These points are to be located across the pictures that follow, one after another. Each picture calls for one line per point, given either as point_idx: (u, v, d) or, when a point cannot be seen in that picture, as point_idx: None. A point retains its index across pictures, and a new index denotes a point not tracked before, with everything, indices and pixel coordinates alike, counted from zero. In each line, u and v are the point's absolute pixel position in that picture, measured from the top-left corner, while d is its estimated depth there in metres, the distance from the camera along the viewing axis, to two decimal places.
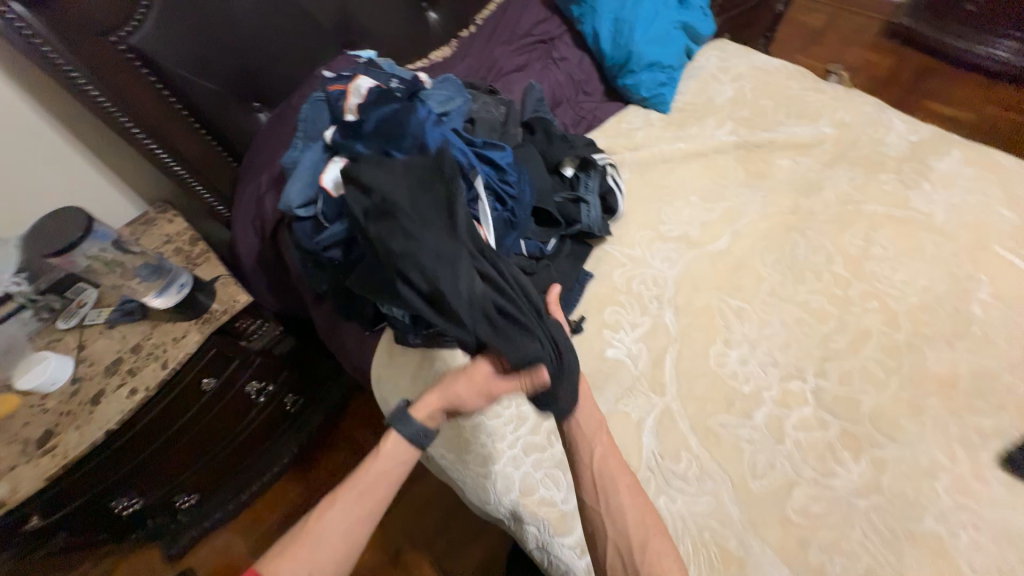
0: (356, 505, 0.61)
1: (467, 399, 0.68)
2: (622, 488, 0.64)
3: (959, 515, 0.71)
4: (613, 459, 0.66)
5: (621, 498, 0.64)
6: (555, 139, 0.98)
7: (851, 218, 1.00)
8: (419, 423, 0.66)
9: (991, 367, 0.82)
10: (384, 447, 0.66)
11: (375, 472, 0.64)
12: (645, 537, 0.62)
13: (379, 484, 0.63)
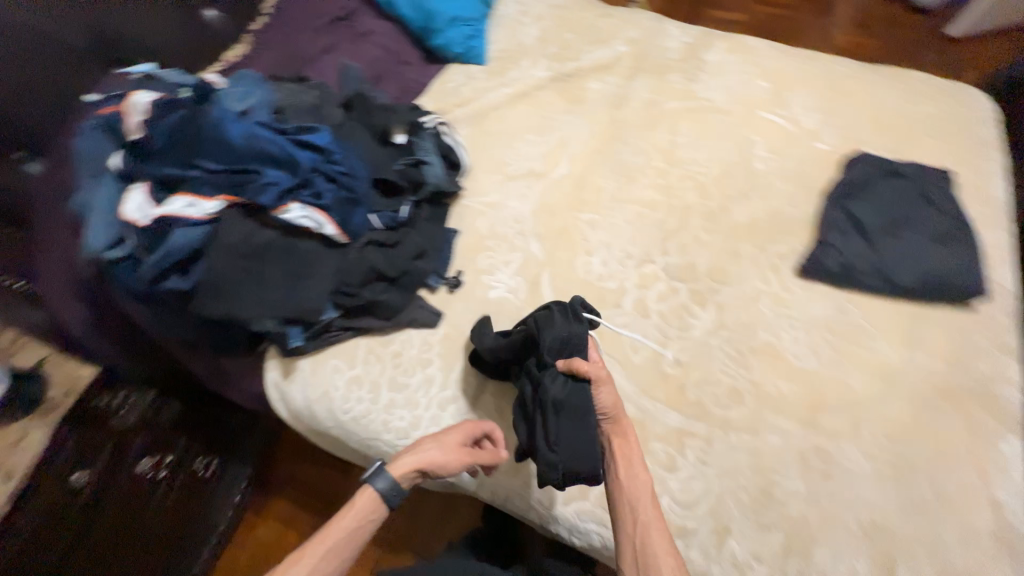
0: (321, 558, 0.68)
1: (443, 461, 0.74)
2: (662, 554, 0.66)
3: (780, 321, 0.90)
4: (655, 524, 0.68)
5: (660, 562, 0.65)
6: (376, 109, 0.98)
7: (656, 119, 1.16)
8: (389, 481, 0.73)
9: (778, 205, 1.03)
10: (354, 504, 0.73)
11: (343, 528, 0.70)
12: None
13: (344, 541, 0.70)
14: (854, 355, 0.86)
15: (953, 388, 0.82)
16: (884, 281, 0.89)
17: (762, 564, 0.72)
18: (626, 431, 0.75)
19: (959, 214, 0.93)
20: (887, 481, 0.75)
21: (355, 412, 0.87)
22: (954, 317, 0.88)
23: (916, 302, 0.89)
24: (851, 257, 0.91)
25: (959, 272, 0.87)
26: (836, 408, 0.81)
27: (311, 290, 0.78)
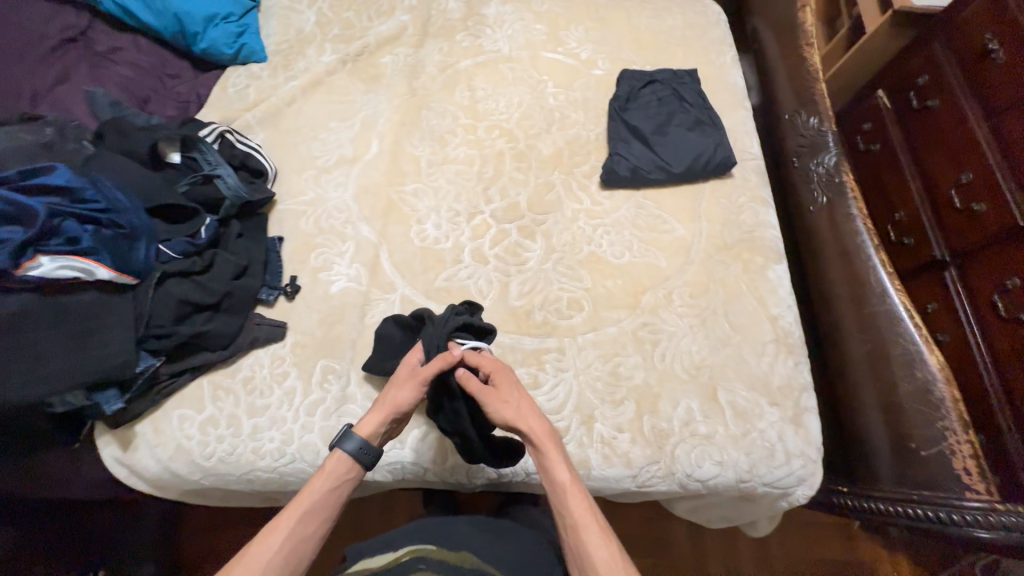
0: (292, 527, 0.66)
1: (404, 395, 0.75)
2: (595, 551, 0.66)
3: (597, 232, 1.02)
4: (585, 523, 0.67)
5: (594, 556, 0.66)
6: (133, 131, 0.88)
7: (453, 79, 1.20)
8: (356, 439, 0.72)
9: (575, 131, 1.14)
10: (326, 468, 0.71)
11: (314, 493, 0.69)
12: None
13: (319, 504, 0.69)
14: (658, 241, 1.01)
15: (731, 243, 1.01)
16: (666, 173, 1.04)
17: (625, 431, 0.85)
18: (540, 440, 0.72)
19: (707, 103, 1.11)
20: (698, 330, 0.92)
21: (219, 453, 0.81)
22: (724, 186, 1.06)
23: (694, 184, 1.07)
24: (636, 160, 1.05)
25: (715, 149, 1.04)
26: (652, 287, 0.96)
27: (105, 345, 0.72)
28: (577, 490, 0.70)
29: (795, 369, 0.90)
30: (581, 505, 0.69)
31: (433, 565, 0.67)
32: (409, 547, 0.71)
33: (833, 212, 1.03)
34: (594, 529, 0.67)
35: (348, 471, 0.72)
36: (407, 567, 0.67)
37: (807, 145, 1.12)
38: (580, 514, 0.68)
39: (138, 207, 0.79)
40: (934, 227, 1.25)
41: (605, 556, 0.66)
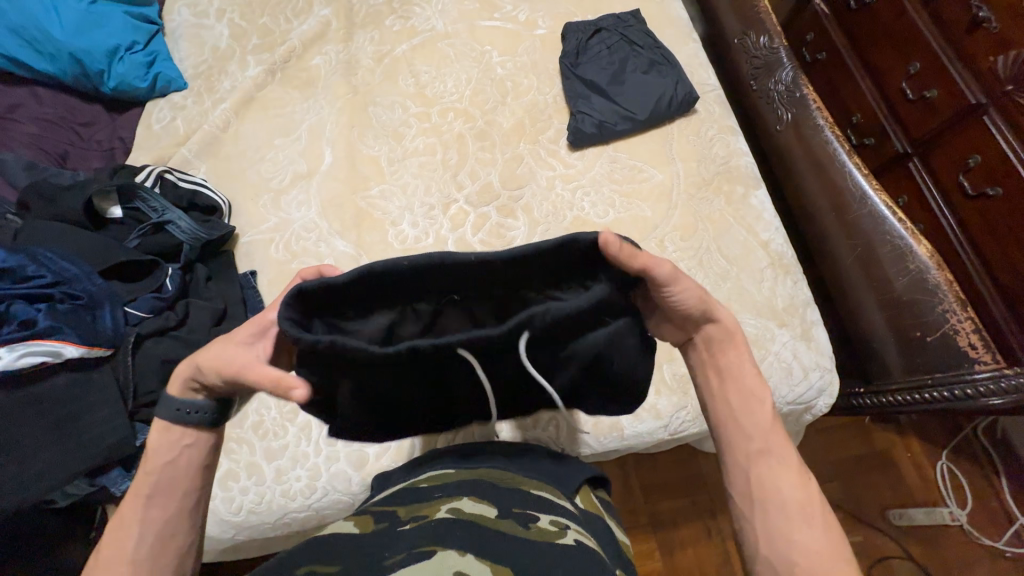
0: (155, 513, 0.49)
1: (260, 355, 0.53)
2: (794, 496, 0.49)
3: (576, 195, 1.00)
4: (779, 453, 0.52)
5: (789, 498, 0.49)
6: (58, 193, 0.79)
7: (393, 68, 1.13)
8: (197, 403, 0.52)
9: (531, 98, 1.09)
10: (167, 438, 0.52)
11: (156, 474, 0.50)
12: (812, 548, 0.46)
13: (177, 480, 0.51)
14: (638, 191, 0.99)
15: (710, 178, 1.00)
16: (632, 122, 1.02)
17: (648, 385, 0.85)
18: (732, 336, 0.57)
19: (656, 43, 1.09)
20: (696, 272, 0.92)
21: (246, 505, 0.79)
22: (691, 122, 1.05)
23: (661, 127, 1.05)
24: (600, 115, 1.02)
25: (676, 87, 1.03)
26: (643, 239, 0.95)
27: (95, 425, 0.67)
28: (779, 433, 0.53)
29: (795, 287, 0.92)
30: (777, 435, 0.53)
31: (451, 487, 0.59)
32: (426, 476, 0.64)
33: (799, 127, 1.03)
34: (785, 469, 0.51)
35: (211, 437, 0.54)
36: (423, 493, 0.58)
37: (761, 66, 1.12)
38: (776, 447, 0.52)
39: (91, 271, 0.72)
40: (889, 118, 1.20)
41: (816, 540, 0.47)
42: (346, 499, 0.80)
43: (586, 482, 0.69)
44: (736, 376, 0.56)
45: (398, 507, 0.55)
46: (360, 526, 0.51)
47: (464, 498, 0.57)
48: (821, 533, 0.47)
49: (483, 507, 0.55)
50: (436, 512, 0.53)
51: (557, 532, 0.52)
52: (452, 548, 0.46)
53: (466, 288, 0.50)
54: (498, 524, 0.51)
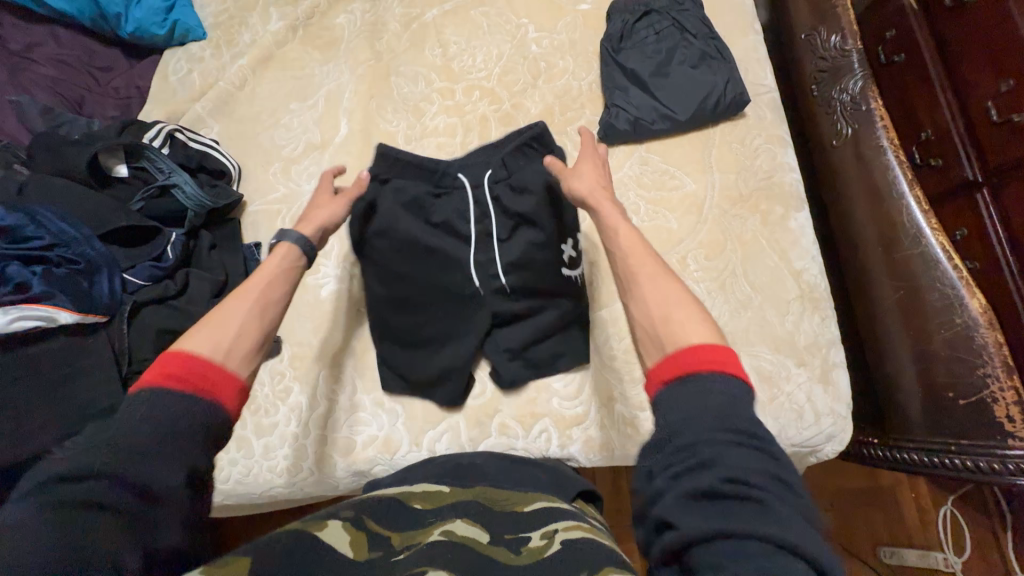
0: (247, 315, 0.55)
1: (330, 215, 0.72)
2: (646, 277, 0.54)
3: None
4: (634, 252, 0.57)
5: (645, 284, 0.54)
6: (65, 147, 0.77)
7: (420, 35, 1.05)
8: (295, 234, 0.65)
9: (565, 83, 1.01)
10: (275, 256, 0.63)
11: (262, 279, 0.59)
12: (668, 311, 0.51)
13: (273, 288, 0.59)
14: (666, 200, 0.92)
15: (747, 194, 0.92)
16: (671, 122, 0.93)
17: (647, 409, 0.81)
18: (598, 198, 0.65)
19: (711, 32, 0.97)
20: (716, 295, 0.86)
21: (233, 476, 0.80)
22: (736, 127, 0.95)
23: (703, 130, 0.96)
24: (636, 110, 0.93)
25: (725, 86, 0.92)
26: (664, 253, 0.89)
27: (89, 389, 0.67)
28: (630, 234, 0.59)
29: (822, 324, 0.85)
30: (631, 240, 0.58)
31: (445, 509, 0.58)
32: (418, 495, 0.63)
33: (859, 145, 0.93)
34: (639, 259, 0.56)
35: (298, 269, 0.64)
36: (417, 518, 0.57)
37: (829, 70, 1.00)
38: (629, 247, 0.58)
39: (89, 235, 0.71)
40: (964, 135, 0.92)
41: (670, 300, 0.52)
42: (331, 482, 0.81)
43: (581, 496, 0.69)
44: (602, 219, 0.62)
45: (393, 534, 0.54)
46: (354, 551, 0.49)
47: (457, 521, 0.55)
48: (676, 295, 0.52)
49: (476, 528, 0.53)
50: (428, 536, 0.52)
51: (546, 543, 0.49)
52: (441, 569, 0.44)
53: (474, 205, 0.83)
54: (488, 547, 0.49)
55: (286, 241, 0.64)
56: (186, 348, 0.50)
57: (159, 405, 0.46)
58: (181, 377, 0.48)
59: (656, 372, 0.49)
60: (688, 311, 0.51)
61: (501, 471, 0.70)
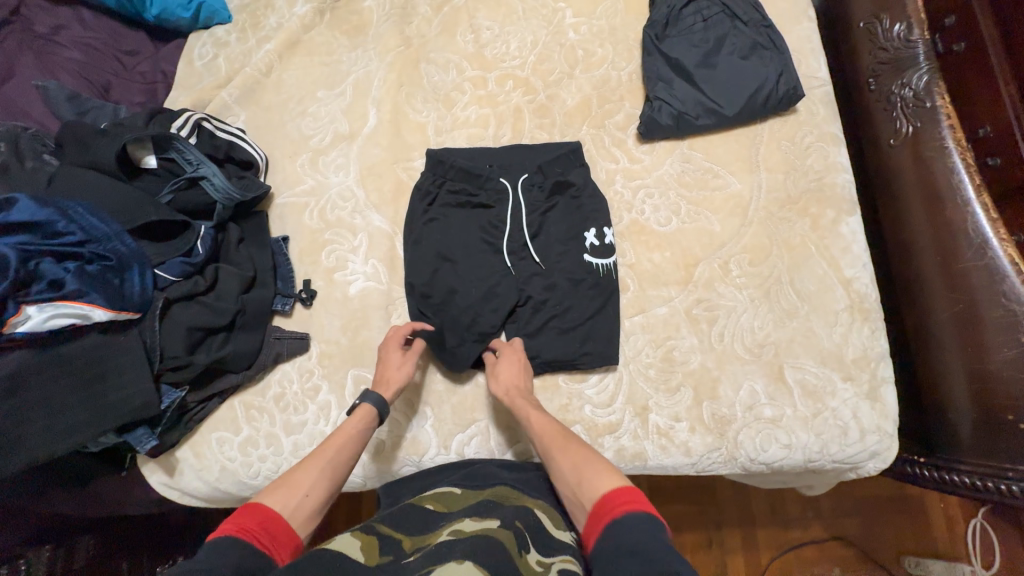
0: (314, 477, 0.63)
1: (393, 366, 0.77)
2: (559, 451, 0.66)
3: (638, 195, 0.89)
4: (545, 430, 0.69)
5: (558, 459, 0.65)
6: (93, 137, 0.75)
7: (452, 19, 1.00)
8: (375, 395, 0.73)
9: (603, 73, 0.95)
10: (357, 414, 0.71)
11: (342, 439, 0.67)
12: (580, 473, 0.61)
13: (345, 449, 0.67)
14: (709, 200, 0.87)
15: (797, 196, 0.86)
16: (717, 117, 0.88)
17: (683, 420, 0.79)
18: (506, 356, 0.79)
19: (764, 19, 0.91)
20: (760, 304, 0.82)
21: (264, 472, 0.79)
22: (787, 124, 0.90)
23: (750, 127, 0.90)
24: (680, 104, 0.88)
25: (778, 79, 0.86)
26: (706, 257, 0.85)
27: (125, 386, 0.67)
28: (536, 412, 0.72)
29: (872, 337, 0.80)
30: (537, 420, 0.71)
31: (456, 513, 0.58)
32: (431, 495, 0.64)
33: (918, 146, 0.86)
34: (545, 432, 0.69)
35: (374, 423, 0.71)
36: (429, 520, 0.58)
37: (888, 62, 0.93)
38: (536, 425, 0.70)
39: (121, 230, 0.69)
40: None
41: (577, 465, 0.62)
42: (358, 480, 0.81)
43: None
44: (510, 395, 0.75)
45: (405, 536, 0.55)
46: (364, 554, 0.50)
47: (466, 519, 0.55)
48: (586, 459, 0.63)
49: (486, 522, 0.54)
50: (438, 537, 0.53)
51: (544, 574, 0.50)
52: (449, 560, 0.45)
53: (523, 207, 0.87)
54: (498, 535, 0.51)
55: (368, 404, 0.71)
56: (264, 503, 0.57)
57: (224, 549, 0.50)
58: (252, 528, 0.54)
59: (591, 529, 0.55)
60: (594, 468, 0.61)
61: (519, 480, 0.69)
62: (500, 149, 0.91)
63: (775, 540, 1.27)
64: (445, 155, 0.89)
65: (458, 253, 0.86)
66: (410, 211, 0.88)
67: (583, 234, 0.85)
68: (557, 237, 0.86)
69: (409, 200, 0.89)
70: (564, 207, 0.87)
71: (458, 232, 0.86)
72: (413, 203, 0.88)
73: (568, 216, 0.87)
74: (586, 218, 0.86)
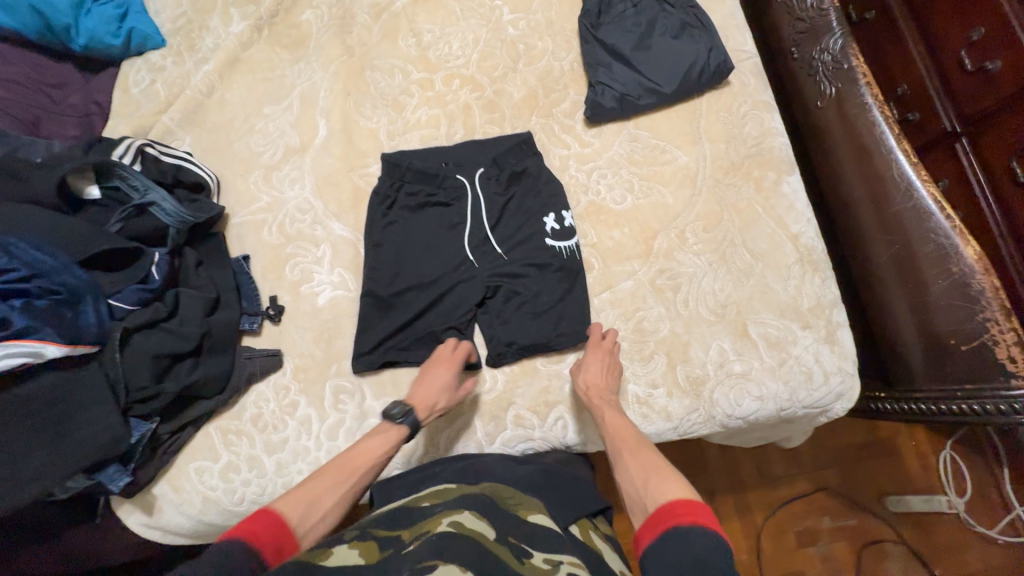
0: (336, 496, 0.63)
1: (433, 389, 0.75)
2: (629, 451, 0.68)
3: (593, 177, 0.92)
4: (618, 430, 0.72)
5: (629, 458, 0.67)
6: (27, 171, 0.72)
7: (392, 25, 1.01)
8: (410, 415, 0.72)
9: (546, 64, 0.99)
10: (388, 435, 0.71)
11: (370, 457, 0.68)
12: (649, 476, 0.63)
13: (366, 467, 0.67)
14: (660, 175, 0.91)
15: (739, 162, 0.91)
16: (657, 96, 0.92)
17: (660, 387, 0.81)
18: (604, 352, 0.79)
19: (688, 0, 0.96)
20: (718, 267, 0.86)
21: (250, 496, 0.77)
22: (722, 96, 0.95)
23: (689, 102, 0.95)
24: (621, 87, 0.92)
25: (708, 55, 0.91)
26: (663, 229, 0.88)
27: (89, 424, 0.65)
28: (616, 413, 0.74)
29: (823, 285, 0.85)
30: (617, 420, 0.74)
31: (453, 503, 0.59)
32: (428, 493, 0.63)
33: (843, 104, 0.93)
34: (619, 434, 0.72)
35: (396, 436, 0.71)
36: (425, 513, 0.58)
37: (807, 31, 0.99)
38: (613, 424, 0.73)
39: (68, 262, 0.67)
40: (939, 86, 0.90)
41: (648, 466, 0.65)
42: None
43: (586, 514, 0.68)
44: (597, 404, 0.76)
45: (402, 534, 0.55)
46: (363, 559, 0.49)
47: (464, 513, 0.55)
48: (657, 464, 0.65)
49: (484, 524, 0.53)
50: (438, 525, 0.52)
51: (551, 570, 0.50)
52: (452, 562, 0.44)
53: (483, 199, 0.88)
54: (495, 546, 0.50)
55: (403, 425, 0.71)
56: (275, 512, 0.57)
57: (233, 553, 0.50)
58: (260, 536, 0.54)
59: (647, 531, 0.57)
60: (665, 473, 0.63)
61: (516, 478, 0.70)
62: (454, 146, 0.92)
63: (766, 498, 1.32)
64: (400, 158, 0.90)
65: (422, 252, 0.87)
66: (370, 216, 0.88)
67: (543, 219, 0.87)
68: (516, 225, 0.88)
69: (368, 205, 0.89)
70: (517, 197, 0.89)
71: (419, 232, 0.87)
72: (374, 208, 0.88)
73: (526, 205, 0.89)
74: (545, 204, 0.88)
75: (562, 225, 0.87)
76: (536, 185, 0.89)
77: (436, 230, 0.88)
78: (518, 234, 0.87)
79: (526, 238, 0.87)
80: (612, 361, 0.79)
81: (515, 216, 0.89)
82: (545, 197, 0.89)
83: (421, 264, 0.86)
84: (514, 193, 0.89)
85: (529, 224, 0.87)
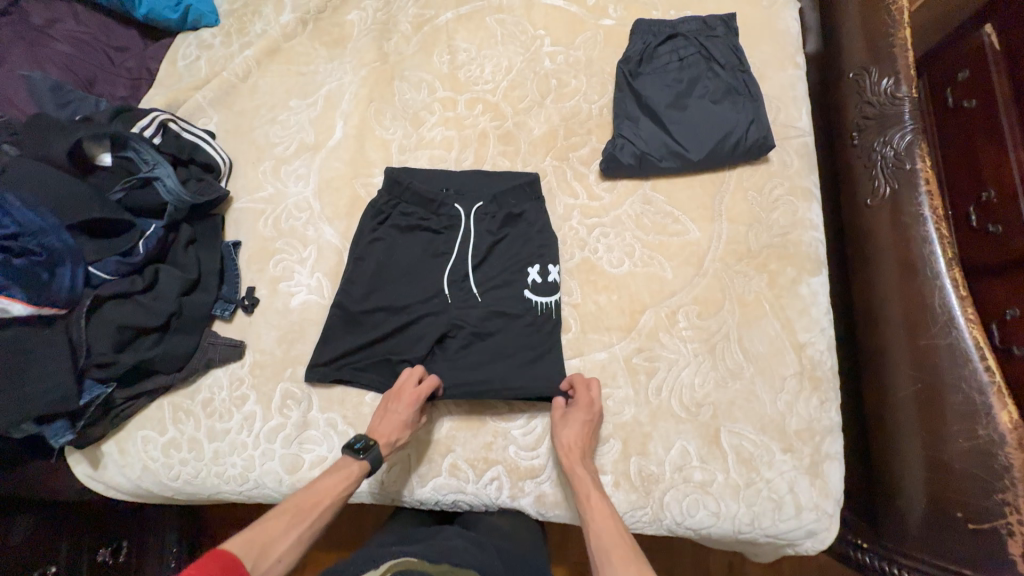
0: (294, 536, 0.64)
1: (393, 422, 0.74)
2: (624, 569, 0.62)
3: (593, 233, 0.86)
4: (611, 533, 0.66)
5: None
6: (52, 131, 0.77)
7: (432, 38, 1.00)
8: (371, 448, 0.71)
9: (574, 104, 0.94)
10: (344, 472, 0.71)
11: (328, 497, 0.68)
12: None
13: (328, 505, 0.67)
14: (665, 246, 0.84)
15: (756, 250, 0.83)
16: (682, 161, 0.85)
17: (608, 473, 0.75)
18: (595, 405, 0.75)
19: (741, 63, 0.88)
20: (703, 359, 0.78)
21: (184, 475, 0.80)
22: (756, 173, 0.86)
23: (718, 173, 0.87)
24: (644, 145, 0.85)
25: (749, 127, 0.83)
26: (653, 305, 0.81)
27: (40, 380, 0.68)
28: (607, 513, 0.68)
29: (820, 409, 0.76)
30: (607, 521, 0.67)
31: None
32: (388, 565, 0.56)
33: (896, 210, 0.81)
34: (609, 537, 0.66)
35: (355, 473, 0.71)
36: None
37: (873, 117, 0.87)
38: (605, 524, 0.67)
39: (57, 226, 0.72)
40: None
41: None
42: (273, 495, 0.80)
43: None
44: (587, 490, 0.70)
45: None
46: None
47: None
48: None
49: None
50: None
51: None
52: None
53: (472, 235, 0.85)
54: None
55: (365, 461, 0.71)
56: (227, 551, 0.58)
57: None
58: None
59: None
60: None
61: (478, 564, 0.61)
62: (459, 173, 0.90)
63: None
64: (402, 175, 0.88)
65: (399, 275, 0.85)
66: (359, 228, 0.87)
67: (527, 269, 0.83)
68: (500, 268, 0.84)
69: (362, 216, 0.88)
70: (509, 240, 0.85)
71: (401, 255, 0.86)
72: (365, 220, 0.87)
73: (515, 250, 0.85)
74: (534, 253, 0.84)
75: (546, 279, 0.82)
76: (530, 231, 0.85)
77: (420, 256, 0.86)
78: (499, 277, 0.83)
79: (506, 284, 0.83)
80: (592, 417, 0.74)
81: (502, 257, 0.85)
82: (536, 245, 0.84)
83: (396, 287, 0.84)
84: (506, 234, 0.86)
85: (513, 270, 0.83)
